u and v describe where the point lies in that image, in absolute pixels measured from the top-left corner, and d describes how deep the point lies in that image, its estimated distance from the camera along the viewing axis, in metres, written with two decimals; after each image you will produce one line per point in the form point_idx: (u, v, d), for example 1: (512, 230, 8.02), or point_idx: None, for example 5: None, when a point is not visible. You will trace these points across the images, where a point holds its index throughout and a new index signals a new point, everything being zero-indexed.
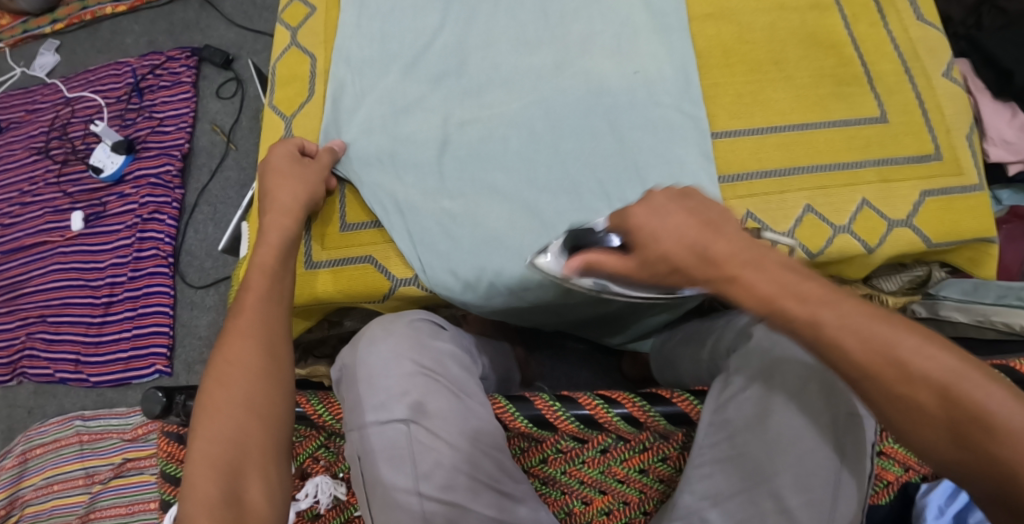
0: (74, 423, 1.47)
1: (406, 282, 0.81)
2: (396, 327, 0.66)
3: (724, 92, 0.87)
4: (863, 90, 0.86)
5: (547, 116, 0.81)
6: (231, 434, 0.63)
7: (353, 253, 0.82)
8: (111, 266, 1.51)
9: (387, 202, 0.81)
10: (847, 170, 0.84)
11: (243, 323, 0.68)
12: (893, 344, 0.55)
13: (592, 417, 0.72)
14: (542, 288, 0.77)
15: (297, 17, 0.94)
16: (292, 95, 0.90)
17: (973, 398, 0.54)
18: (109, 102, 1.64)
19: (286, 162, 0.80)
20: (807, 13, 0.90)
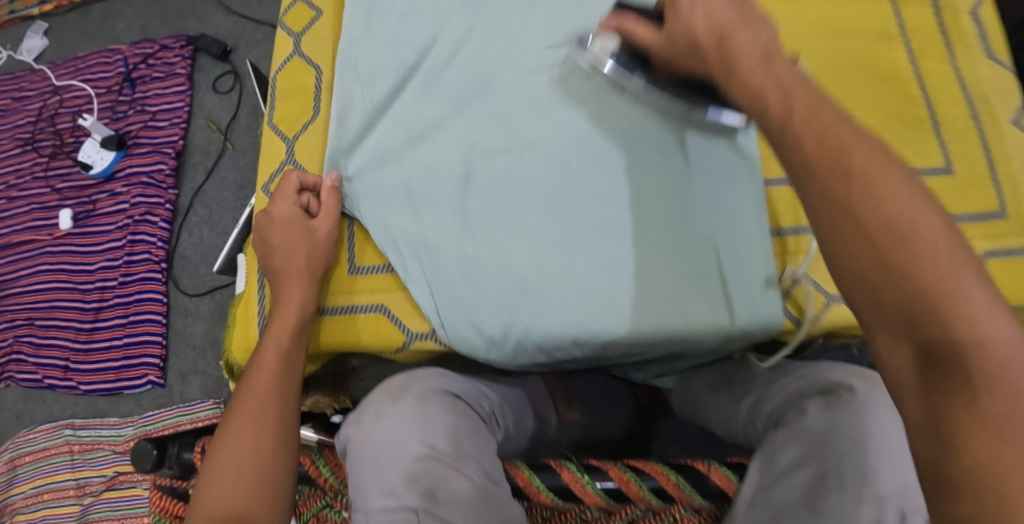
0: (63, 432, 1.41)
1: (422, 336, 0.74)
2: (407, 400, 0.61)
3: None
4: (928, 136, 0.84)
5: (584, 147, 0.74)
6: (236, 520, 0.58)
7: (363, 299, 0.76)
8: (101, 269, 1.44)
9: (402, 244, 0.74)
10: None
11: (251, 403, 0.64)
12: (848, 149, 0.52)
13: (620, 490, 0.64)
14: (574, 346, 0.69)
15: (301, 23, 0.87)
16: (296, 110, 0.83)
17: (919, 239, 0.49)
18: (100, 93, 1.55)
19: (288, 208, 0.74)
20: (872, 42, 0.87)
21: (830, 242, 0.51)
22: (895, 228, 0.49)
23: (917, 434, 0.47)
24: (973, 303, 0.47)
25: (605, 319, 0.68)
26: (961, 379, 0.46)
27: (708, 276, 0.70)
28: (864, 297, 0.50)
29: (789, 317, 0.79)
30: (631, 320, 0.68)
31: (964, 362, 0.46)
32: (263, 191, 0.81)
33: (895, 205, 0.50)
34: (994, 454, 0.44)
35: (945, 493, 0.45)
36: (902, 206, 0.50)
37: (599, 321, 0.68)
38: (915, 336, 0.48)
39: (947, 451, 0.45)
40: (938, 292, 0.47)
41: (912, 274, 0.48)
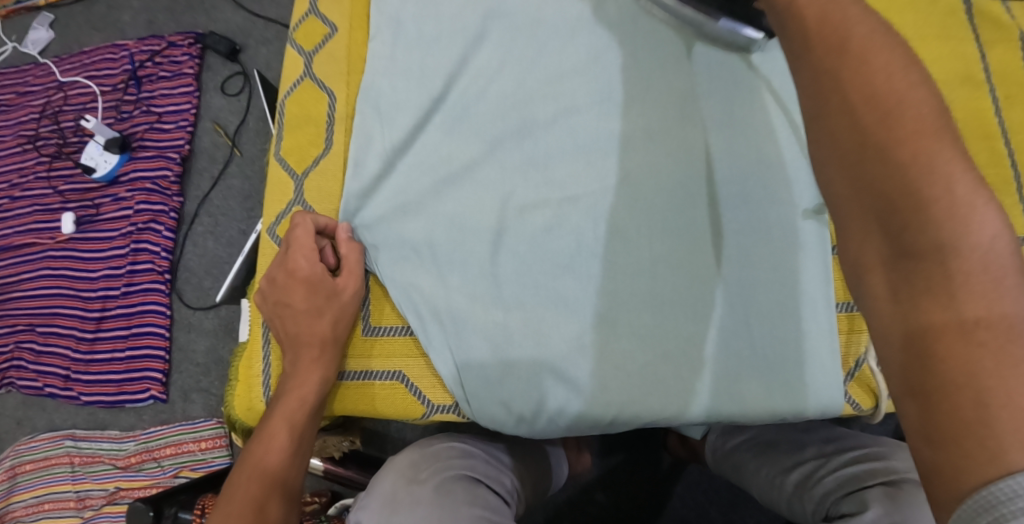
0: (64, 442, 1.37)
1: (443, 410, 0.74)
2: (423, 498, 0.63)
3: None
4: (1014, 198, 0.78)
5: (633, 200, 0.75)
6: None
7: (381, 366, 0.74)
8: (104, 278, 1.39)
9: (424, 308, 0.73)
10: None
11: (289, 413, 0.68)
12: (853, 39, 0.55)
13: None
14: (603, 424, 0.71)
15: (313, 40, 0.83)
16: (303, 142, 0.80)
17: (913, 136, 0.52)
18: (105, 90, 1.50)
19: (310, 256, 0.72)
20: (956, 88, 0.81)
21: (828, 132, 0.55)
22: (893, 126, 0.53)
23: (887, 326, 0.52)
24: (957, 203, 0.51)
25: (637, 397, 0.71)
26: (937, 280, 0.50)
27: (744, 349, 0.72)
28: (850, 187, 0.54)
29: (855, 406, 0.74)
30: (659, 401, 0.71)
31: (946, 261, 0.50)
32: (269, 233, 0.78)
33: (897, 98, 0.53)
34: (956, 350, 0.49)
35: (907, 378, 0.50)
36: (903, 103, 0.53)
37: (631, 399, 0.70)
38: (898, 228, 0.52)
39: (914, 339, 0.50)
40: (927, 190, 0.51)
41: (901, 171, 0.52)
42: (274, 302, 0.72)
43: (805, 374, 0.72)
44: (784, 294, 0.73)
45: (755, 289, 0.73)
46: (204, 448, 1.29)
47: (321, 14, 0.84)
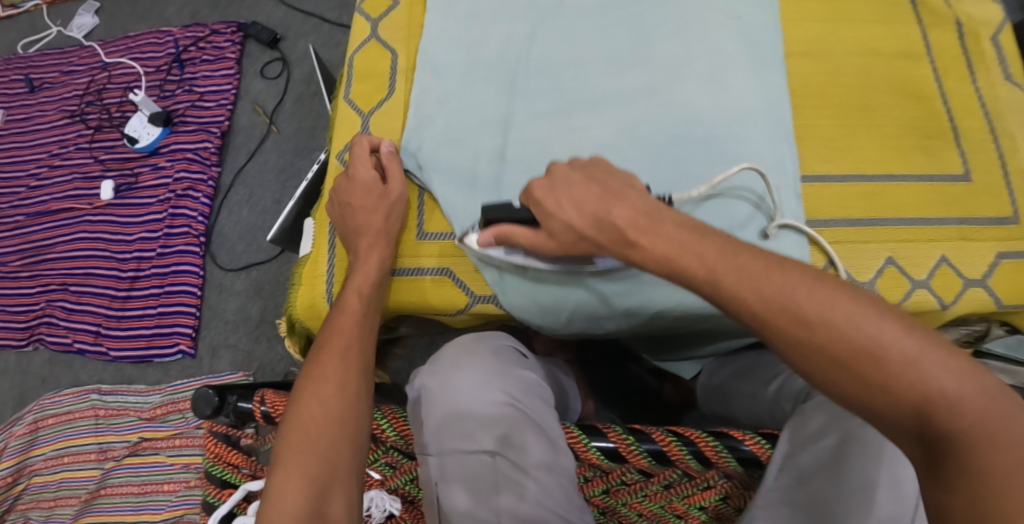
0: (90, 396, 1.43)
1: (484, 299, 0.77)
2: (481, 352, 0.64)
3: (813, 135, 0.84)
4: (949, 145, 0.84)
5: (637, 141, 0.79)
6: (325, 443, 0.61)
7: (429, 263, 0.79)
8: (140, 240, 1.49)
9: (466, 220, 0.78)
10: (926, 226, 0.81)
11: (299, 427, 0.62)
12: (800, 303, 0.54)
13: (664, 453, 0.69)
14: (624, 317, 0.74)
15: (379, 8, 0.91)
16: (371, 90, 0.87)
17: (894, 369, 0.51)
18: (149, 71, 1.61)
19: (367, 168, 0.79)
20: (895, 60, 0.87)
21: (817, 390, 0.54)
22: (875, 359, 0.51)
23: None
24: (963, 405, 0.49)
25: (657, 293, 0.73)
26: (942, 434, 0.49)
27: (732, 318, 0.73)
28: (861, 415, 0.52)
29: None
30: (679, 295, 0.73)
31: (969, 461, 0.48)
32: (337, 159, 0.85)
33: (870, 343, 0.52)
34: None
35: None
36: (863, 343, 0.52)
37: (652, 295, 0.73)
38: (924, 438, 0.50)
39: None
40: (930, 402, 0.50)
41: (898, 395, 0.51)
42: (334, 208, 0.79)
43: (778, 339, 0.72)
44: None
45: None
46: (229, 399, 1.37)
47: None
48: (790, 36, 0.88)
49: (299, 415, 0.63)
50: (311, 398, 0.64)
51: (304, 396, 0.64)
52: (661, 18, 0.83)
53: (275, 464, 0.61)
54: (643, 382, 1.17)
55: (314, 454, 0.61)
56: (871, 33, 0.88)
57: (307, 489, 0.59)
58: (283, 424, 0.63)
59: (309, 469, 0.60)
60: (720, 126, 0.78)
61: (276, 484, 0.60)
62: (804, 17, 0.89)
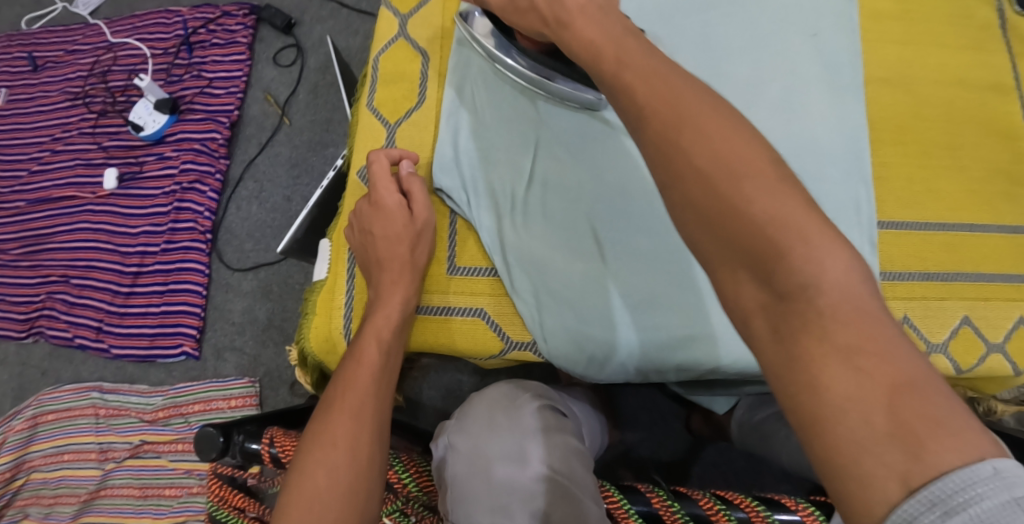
0: (90, 394, 1.38)
1: (522, 346, 0.70)
2: (525, 419, 0.57)
3: (896, 175, 0.74)
4: None
5: None
6: (329, 522, 0.55)
7: (461, 303, 0.71)
8: (144, 233, 1.42)
9: (511, 255, 0.70)
10: (1010, 284, 0.72)
11: (303, 496, 0.56)
12: (686, 114, 0.51)
13: (709, 519, 0.63)
14: (674, 372, 0.67)
15: (408, 4, 0.82)
16: (398, 96, 0.79)
17: (762, 193, 0.48)
18: (156, 53, 1.53)
19: (387, 190, 0.70)
20: (986, 93, 0.77)
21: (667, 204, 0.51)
22: (736, 176, 0.49)
23: (780, 373, 0.46)
24: (815, 242, 0.46)
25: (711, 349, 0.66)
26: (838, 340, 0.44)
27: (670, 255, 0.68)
28: (707, 239, 0.49)
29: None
30: (736, 351, 0.65)
31: (812, 303, 0.45)
32: (358, 175, 0.77)
33: (742, 162, 0.49)
34: (848, 380, 0.43)
35: (796, 409, 0.45)
36: (734, 161, 0.49)
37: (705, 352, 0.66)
38: (761, 270, 0.47)
39: (801, 370, 0.45)
40: (783, 233, 0.47)
41: (752, 215, 0.48)
42: (354, 233, 0.71)
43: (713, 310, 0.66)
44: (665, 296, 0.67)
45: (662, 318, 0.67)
46: (233, 405, 1.31)
47: None
48: (876, 59, 0.77)
49: (303, 484, 0.57)
50: (317, 464, 0.58)
51: (310, 461, 0.58)
52: (727, 30, 0.73)
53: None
54: (668, 411, 1.11)
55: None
56: (957, 61, 0.77)
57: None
58: (286, 491, 0.57)
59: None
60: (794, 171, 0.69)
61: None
62: (885, 36, 0.78)
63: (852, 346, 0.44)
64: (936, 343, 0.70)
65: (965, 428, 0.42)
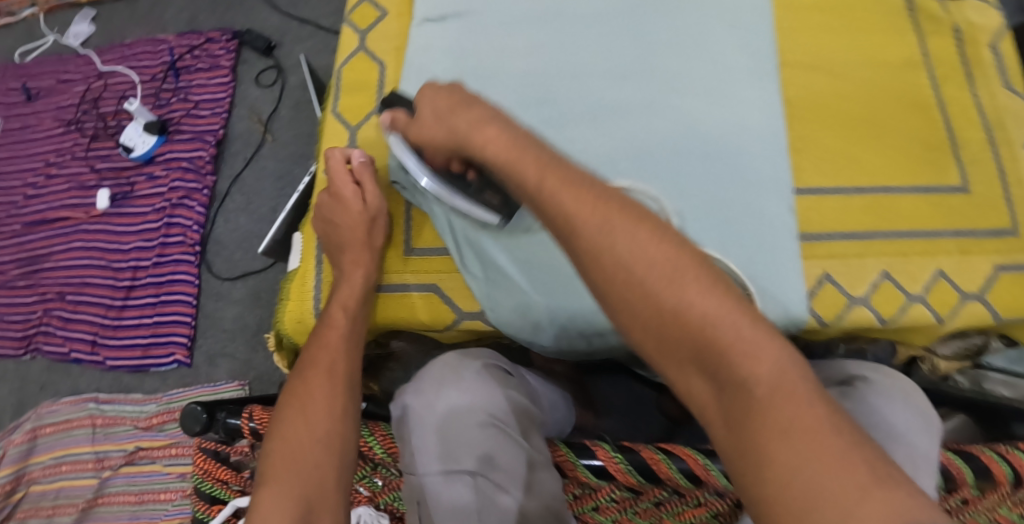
0: (87, 405, 1.43)
1: (474, 316, 0.76)
2: (467, 371, 0.63)
3: (813, 145, 0.81)
4: (948, 156, 0.82)
5: (635, 157, 0.74)
6: (313, 462, 0.61)
7: (417, 279, 0.78)
8: (136, 249, 1.49)
9: (458, 233, 0.76)
10: (926, 239, 0.79)
11: (288, 438, 0.63)
12: (615, 237, 0.55)
13: (648, 466, 0.68)
14: (614, 332, 0.72)
15: (366, 22, 0.87)
16: (360, 103, 0.84)
17: (689, 295, 0.53)
18: (144, 79, 1.61)
19: (342, 185, 0.77)
20: (898, 69, 0.85)
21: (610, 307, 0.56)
22: (671, 282, 0.53)
23: (730, 454, 0.51)
24: (743, 336, 0.51)
25: None
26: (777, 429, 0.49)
27: None
28: (647, 339, 0.54)
29: (817, 318, 0.76)
30: None
31: (749, 393, 0.50)
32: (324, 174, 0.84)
33: (670, 268, 0.54)
34: (786, 459, 0.48)
35: (745, 489, 0.50)
36: (660, 273, 0.53)
37: None
38: (701, 362, 0.52)
39: (745, 455, 0.49)
40: (714, 327, 0.52)
41: (684, 318, 0.52)
42: (319, 219, 0.79)
43: None
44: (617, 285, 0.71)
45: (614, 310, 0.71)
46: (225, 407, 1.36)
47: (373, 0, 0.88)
48: (789, 45, 0.85)
49: (286, 433, 0.63)
50: (299, 414, 0.64)
51: (291, 411, 0.64)
52: (660, 24, 0.79)
53: (262, 482, 0.61)
54: (642, 396, 1.15)
55: (301, 475, 0.60)
56: (864, 42, 0.85)
57: (292, 509, 0.58)
58: (271, 442, 0.63)
59: (296, 490, 0.60)
60: (724, 151, 0.75)
61: (262, 504, 0.59)
62: (806, 24, 0.86)
63: (783, 427, 0.49)
64: (858, 296, 0.77)
65: (898, 496, 0.45)
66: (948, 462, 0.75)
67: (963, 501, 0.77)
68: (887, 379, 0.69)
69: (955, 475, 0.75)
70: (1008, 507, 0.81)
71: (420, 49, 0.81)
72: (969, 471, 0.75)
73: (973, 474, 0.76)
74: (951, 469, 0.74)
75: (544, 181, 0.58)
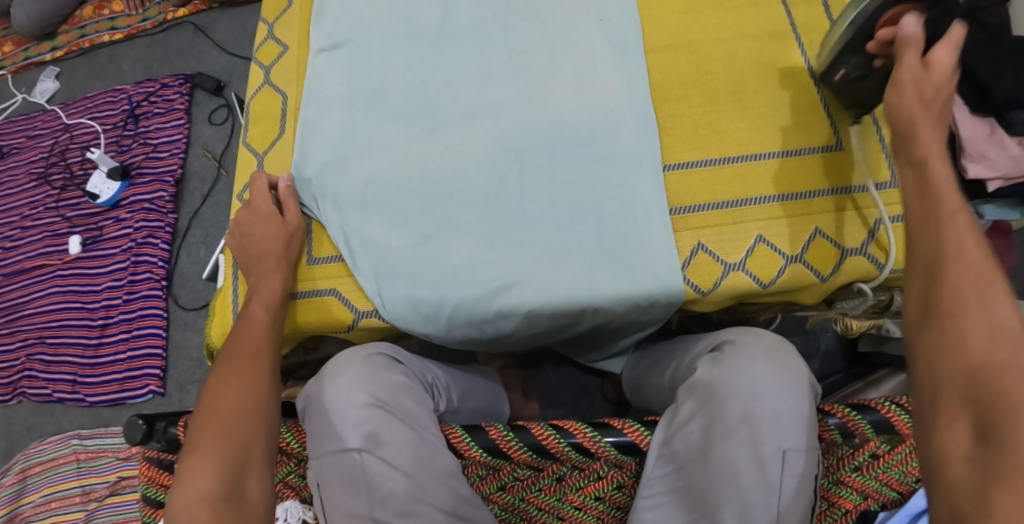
0: (70, 442, 1.50)
1: (369, 314, 0.82)
2: (354, 360, 0.70)
3: (682, 124, 0.87)
4: (819, 118, 0.86)
5: (508, 150, 0.83)
6: (239, 431, 0.68)
7: (318, 286, 0.83)
8: (107, 289, 1.56)
9: (353, 241, 0.82)
10: (803, 200, 0.84)
11: (219, 409, 0.70)
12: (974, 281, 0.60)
13: (543, 446, 0.69)
14: (501, 318, 0.79)
15: (271, 57, 0.96)
16: (266, 131, 0.92)
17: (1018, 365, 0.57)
18: (106, 128, 1.69)
19: (266, 208, 0.84)
20: (765, 41, 0.90)
21: (931, 330, 0.60)
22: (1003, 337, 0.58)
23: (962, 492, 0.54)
24: None
25: (523, 294, 0.78)
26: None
27: (564, 254, 0.79)
28: (949, 368, 0.58)
29: (695, 287, 0.81)
30: (548, 292, 0.78)
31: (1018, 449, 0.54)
32: (237, 199, 0.90)
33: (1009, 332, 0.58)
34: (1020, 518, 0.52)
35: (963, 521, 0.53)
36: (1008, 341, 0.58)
37: (518, 297, 0.78)
38: (984, 411, 0.56)
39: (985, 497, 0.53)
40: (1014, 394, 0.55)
41: (1003, 379, 0.56)
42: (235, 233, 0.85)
43: (543, 272, 0.79)
44: (542, 287, 0.78)
45: (535, 308, 0.78)
46: None
47: (276, 37, 0.96)
48: (658, 31, 0.91)
49: (215, 406, 0.70)
50: (226, 391, 0.71)
51: (222, 388, 0.71)
52: (530, 29, 0.89)
53: (191, 449, 0.67)
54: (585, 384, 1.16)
55: (228, 442, 0.67)
56: (735, 19, 0.91)
57: (220, 471, 0.66)
58: (199, 415, 0.70)
59: (225, 455, 0.66)
60: (597, 153, 0.83)
61: (192, 467, 0.66)
62: (671, 10, 0.92)
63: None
64: (732, 262, 0.82)
65: None
66: (845, 415, 0.70)
67: (869, 455, 0.71)
68: (753, 341, 0.71)
69: (856, 430, 0.70)
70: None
71: (318, 78, 0.90)
72: (867, 426, 0.69)
73: (873, 428, 0.69)
74: (846, 425, 0.70)
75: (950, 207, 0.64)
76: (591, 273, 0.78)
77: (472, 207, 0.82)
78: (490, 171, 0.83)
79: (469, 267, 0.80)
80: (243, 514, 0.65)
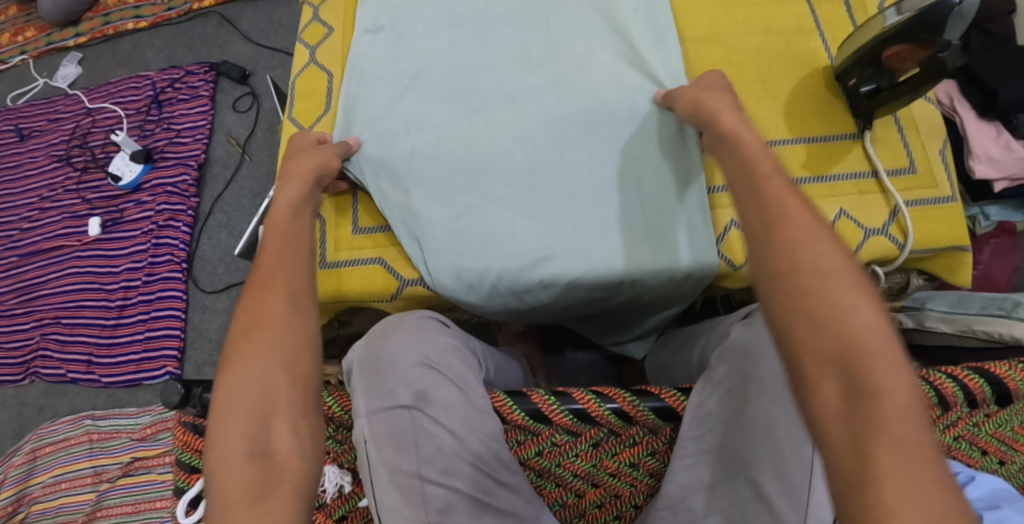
0: (84, 421, 1.49)
1: (414, 282, 0.86)
2: (405, 321, 0.72)
3: None
4: (842, 106, 0.90)
5: (549, 130, 0.85)
6: (256, 380, 0.63)
7: (364, 254, 0.87)
8: (126, 270, 1.57)
9: (399, 212, 0.85)
10: (827, 182, 0.88)
11: (238, 357, 0.65)
12: (802, 228, 0.61)
13: (586, 412, 0.72)
14: (541, 288, 0.82)
15: (315, 37, 0.98)
16: (311, 107, 0.94)
17: (855, 300, 0.57)
18: (129, 113, 1.71)
19: (296, 167, 0.81)
20: (791, 36, 0.93)
21: (773, 286, 0.60)
22: (830, 280, 0.58)
23: (837, 444, 0.54)
24: (888, 355, 0.55)
25: (565, 265, 0.80)
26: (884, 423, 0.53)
27: (606, 227, 0.82)
28: (805, 327, 0.57)
29: (727, 261, 0.84)
30: (589, 262, 0.80)
31: (878, 393, 0.54)
32: None
33: (833, 269, 0.59)
34: (892, 457, 0.51)
35: (839, 471, 0.53)
36: (879, 348, 0.56)
37: (560, 267, 0.80)
38: (845, 362, 0.55)
39: (858, 444, 0.53)
40: (859, 333, 0.56)
41: (845, 319, 0.56)
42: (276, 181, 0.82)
43: (585, 246, 0.81)
44: (584, 260, 0.80)
45: (577, 280, 0.81)
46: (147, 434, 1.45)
47: (321, 19, 0.99)
48: (689, 23, 0.94)
49: (235, 354, 0.65)
50: (244, 337, 0.66)
51: (240, 333, 0.66)
52: (568, 17, 0.91)
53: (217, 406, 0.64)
54: (604, 368, 1.18)
55: (244, 397, 0.63)
56: (762, 13, 0.94)
57: (244, 428, 0.62)
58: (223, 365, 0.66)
59: (246, 411, 0.62)
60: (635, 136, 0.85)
61: (222, 424, 0.63)
62: (703, 5, 0.95)
63: (896, 431, 0.52)
64: None
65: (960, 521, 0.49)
66: None
67: None
68: None
69: None
70: (940, 430, 0.73)
71: (359, 58, 0.92)
72: None
73: None
74: None
75: (769, 172, 0.66)
76: (629, 244, 0.81)
77: (513, 182, 0.84)
78: (531, 149, 0.85)
79: (512, 238, 0.82)
80: (275, 467, 0.61)
